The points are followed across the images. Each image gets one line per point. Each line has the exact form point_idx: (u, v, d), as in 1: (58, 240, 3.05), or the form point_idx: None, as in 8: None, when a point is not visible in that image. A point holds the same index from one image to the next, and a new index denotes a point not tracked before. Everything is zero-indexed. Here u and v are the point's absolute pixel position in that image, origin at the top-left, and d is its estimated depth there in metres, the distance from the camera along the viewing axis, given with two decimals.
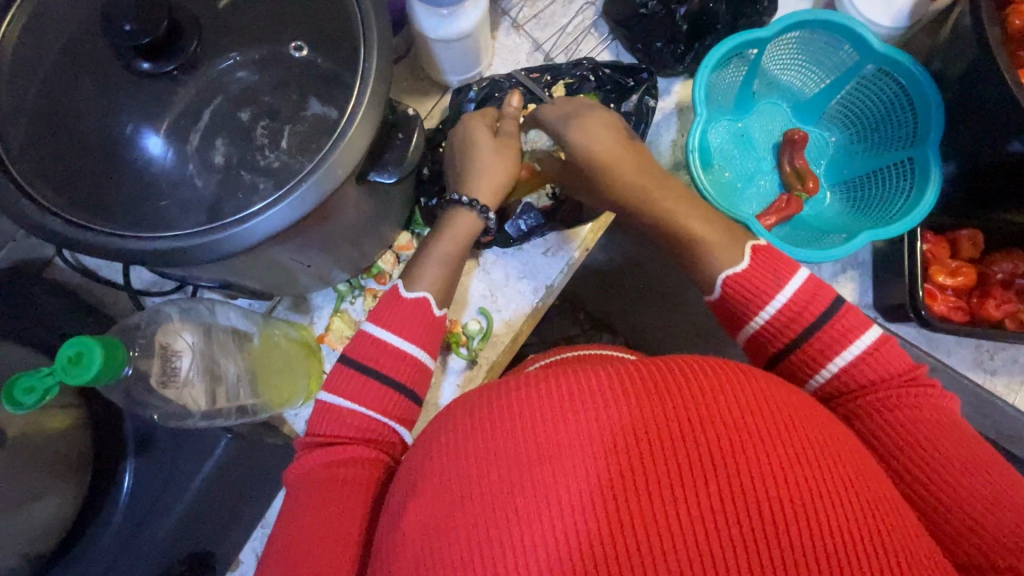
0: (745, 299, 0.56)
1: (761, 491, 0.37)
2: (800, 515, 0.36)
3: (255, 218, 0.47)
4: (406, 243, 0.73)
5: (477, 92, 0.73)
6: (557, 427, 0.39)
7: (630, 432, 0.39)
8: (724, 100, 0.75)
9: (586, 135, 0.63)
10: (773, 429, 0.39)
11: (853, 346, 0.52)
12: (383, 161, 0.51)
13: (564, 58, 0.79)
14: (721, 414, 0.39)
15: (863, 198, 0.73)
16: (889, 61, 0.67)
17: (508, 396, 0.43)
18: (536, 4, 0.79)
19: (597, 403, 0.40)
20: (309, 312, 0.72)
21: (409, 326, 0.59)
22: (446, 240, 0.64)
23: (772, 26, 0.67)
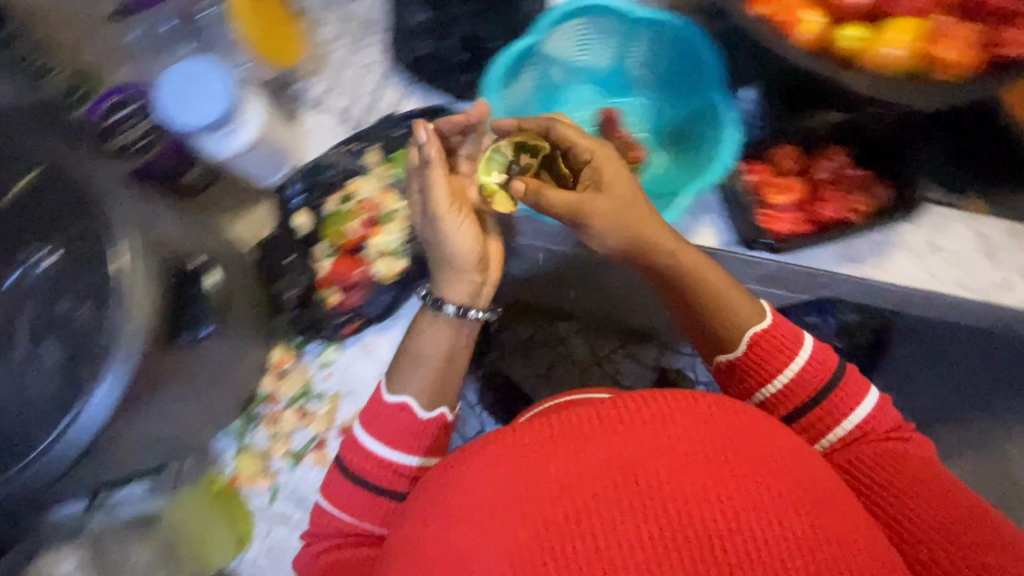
0: (753, 367, 0.59)
1: (674, 519, 0.38)
2: (716, 532, 0.37)
3: (77, 417, 0.44)
4: (282, 358, 0.70)
5: (299, 183, 0.72)
6: (483, 492, 0.40)
7: (545, 487, 0.39)
8: (530, 106, 0.76)
9: (628, 171, 0.61)
10: (675, 453, 0.40)
11: (847, 421, 0.55)
12: (189, 316, 0.48)
13: (370, 118, 0.78)
14: (635, 448, 0.40)
15: (687, 145, 0.75)
16: (656, 22, 0.68)
17: (448, 468, 0.45)
18: (327, 77, 0.79)
19: (517, 460, 0.41)
20: (215, 459, 0.69)
21: (395, 428, 0.58)
22: (419, 337, 0.62)
23: (535, 30, 0.68)
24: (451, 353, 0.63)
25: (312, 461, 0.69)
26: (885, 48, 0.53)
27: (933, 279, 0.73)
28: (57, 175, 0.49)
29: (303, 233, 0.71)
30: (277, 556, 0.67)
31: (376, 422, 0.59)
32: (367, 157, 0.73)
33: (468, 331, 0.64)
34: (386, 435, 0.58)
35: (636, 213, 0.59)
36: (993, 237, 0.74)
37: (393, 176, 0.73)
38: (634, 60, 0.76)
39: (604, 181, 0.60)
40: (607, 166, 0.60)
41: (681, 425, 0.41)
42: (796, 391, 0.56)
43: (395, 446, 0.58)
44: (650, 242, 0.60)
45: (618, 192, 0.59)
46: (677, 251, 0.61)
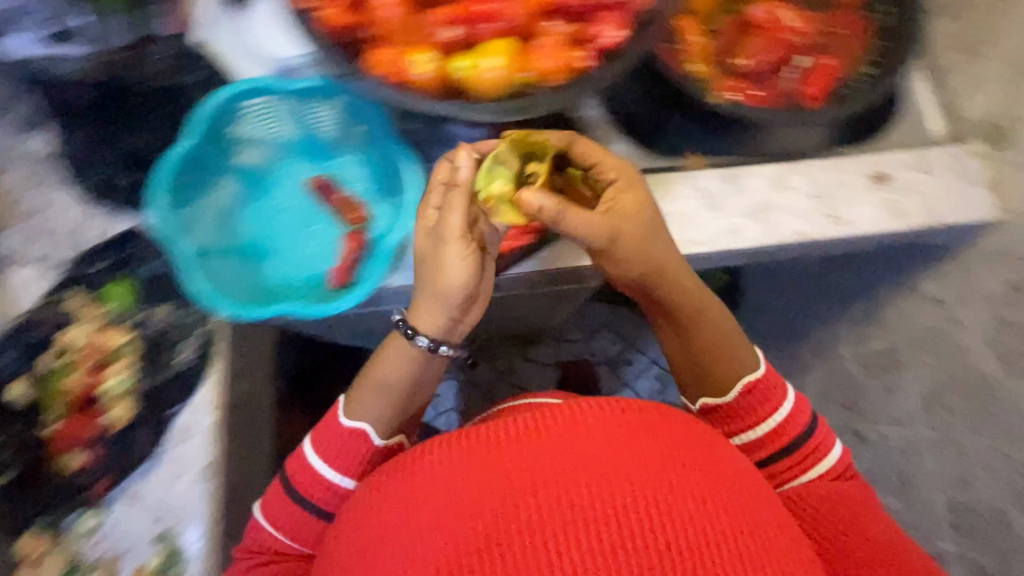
0: (738, 412, 0.67)
1: (591, 496, 0.46)
2: (625, 504, 0.46)
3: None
4: (34, 544, 0.64)
5: None
6: (439, 491, 0.49)
7: (495, 483, 0.48)
8: (230, 202, 0.74)
9: (628, 219, 0.63)
10: (617, 463, 0.48)
11: (807, 474, 0.65)
12: None
13: (73, 254, 0.72)
14: (567, 444, 0.49)
15: (395, 191, 0.74)
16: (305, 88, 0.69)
17: (410, 473, 0.53)
18: (17, 224, 0.72)
19: (472, 460, 0.50)
20: None
21: (347, 453, 0.64)
22: (387, 366, 0.68)
23: (189, 133, 0.66)
24: (405, 384, 0.68)
25: None
26: (490, 72, 0.55)
27: (670, 243, 0.77)
28: None
29: (15, 405, 0.64)
30: None
31: (328, 441, 0.65)
32: (75, 301, 0.69)
33: (430, 368, 0.69)
34: (338, 458, 0.64)
35: (653, 249, 0.64)
36: (714, 187, 0.79)
37: (107, 314, 0.69)
38: (318, 125, 0.75)
39: (615, 206, 0.64)
40: (627, 193, 0.64)
41: (606, 426, 0.51)
42: (760, 402, 0.66)
43: (348, 467, 0.64)
44: (649, 278, 0.66)
45: (642, 222, 0.64)
46: (677, 283, 0.68)
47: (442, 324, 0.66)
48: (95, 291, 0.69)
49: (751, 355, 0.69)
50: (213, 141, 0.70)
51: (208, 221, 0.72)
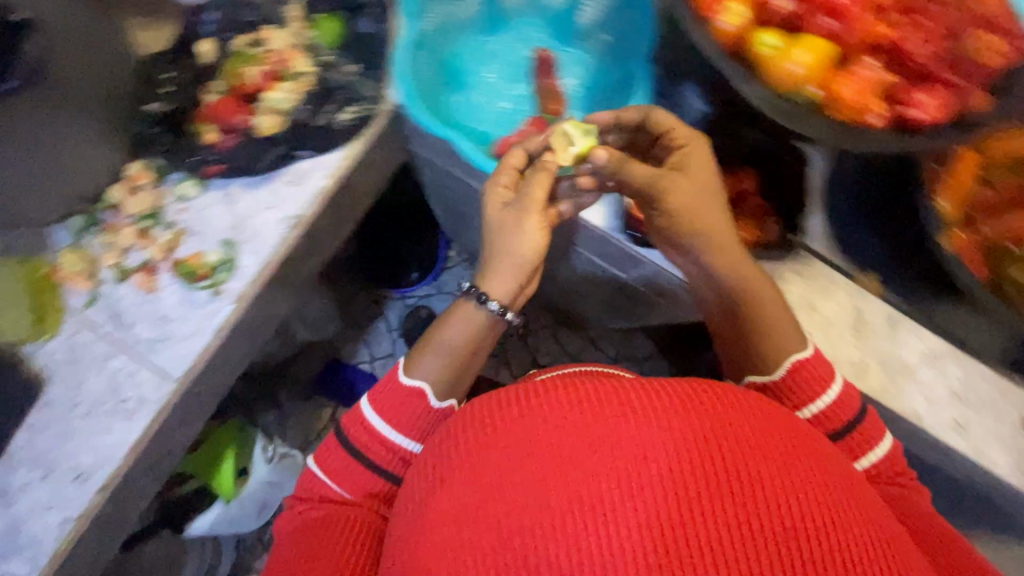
0: (787, 393, 0.57)
1: (820, 512, 0.35)
2: (859, 530, 0.35)
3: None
4: (137, 174, 0.69)
5: (215, 14, 0.70)
6: (629, 433, 0.37)
7: (714, 461, 0.36)
8: (466, 19, 0.73)
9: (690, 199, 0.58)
10: (823, 490, 0.36)
11: (866, 457, 0.55)
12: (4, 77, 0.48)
13: None
14: (782, 448, 0.37)
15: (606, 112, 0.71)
16: None
17: (562, 390, 0.40)
18: None
19: (672, 413, 0.38)
20: (45, 248, 0.69)
21: (403, 407, 0.58)
22: (453, 328, 0.61)
23: None
24: (477, 344, 0.62)
25: (138, 283, 0.70)
26: (793, 65, 0.50)
27: None
28: None
29: (202, 59, 0.69)
30: (75, 360, 0.69)
31: (389, 402, 0.58)
32: (288, 10, 0.71)
33: (495, 331, 0.63)
34: (399, 418, 0.58)
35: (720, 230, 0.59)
36: (871, 320, 0.73)
37: (308, 39, 0.70)
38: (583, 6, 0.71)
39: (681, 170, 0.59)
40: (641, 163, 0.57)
41: (807, 437, 0.40)
42: (837, 410, 0.55)
43: (396, 427, 0.58)
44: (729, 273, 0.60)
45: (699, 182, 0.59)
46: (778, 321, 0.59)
47: (511, 287, 0.61)
48: (312, 15, 0.71)
49: (828, 366, 0.57)
50: None
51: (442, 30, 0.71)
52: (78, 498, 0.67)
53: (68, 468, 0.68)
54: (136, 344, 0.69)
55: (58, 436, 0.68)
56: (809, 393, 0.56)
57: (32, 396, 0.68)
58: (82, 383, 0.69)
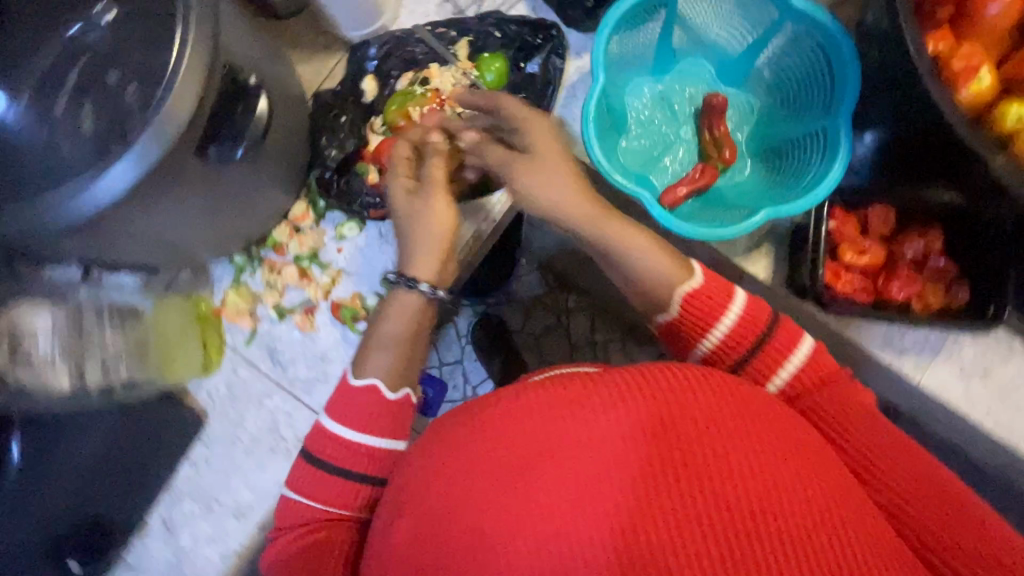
0: (691, 332, 0.52)
1: (776, 496, 0.35)
2: (828, 518, 0.35)
3: (95, 179, 0.42)
4: (302, 215, 0.69)
5: (378, 50, 0.68)
6: (583, 430, 0.36)
7: (666, 455, 0.36)
8: (639, 59, 0.70)
9: (547, 182, 0.53)
10: (798, 482, 0.36)
11: (778, 376, 0.49)
12: (221, 135, 0.46)
13: (474, 9, 0.70)
14: (739, 432, 0.37)
15: (785, 165, 0.67)
16: (813, 21, 0.61)
17: (537, 388, 0.40)
18: None
19: (624, 407, 0.37)
20: (207, 283, 0.69)
21: (355, 411, 0.53)
22: (393, 319, 0.57)
23: None
24: (420, 327, 0.57)
25: (296, 322, 0.69)
26: None
27: (968, 407, 0.68)
28: None
29: (367, 98, 0.68)
30: (234, 397, 0.70)
31: (343, 408, 0.54)
32: (454, 48, 0.69)
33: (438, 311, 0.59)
34: (354, 419, 0.53)
35: (595, 204, 0.53)
36: None
37: (474, 78, 0.68)
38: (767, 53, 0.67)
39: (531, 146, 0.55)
40: (533, 128, 0.55)
41: (772, 414, 0.39)
42: (737, 339, 0.50)
43: (370, 431, 0.53)
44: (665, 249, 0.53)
45: (544, 160, 0.54)
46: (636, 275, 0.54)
47: (438, 264, 0.57)
48: (478, 53, 0.69)
49: (722, 297, 0.51)
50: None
51: (614, 66, 0.67)
52: (237, 534, 0.68)
53: (228, 503, 0.68)
54: (294, 383, 0.69)
55: (220, 471, 0.69)
56: (709, 319, 0.51)
57: (195, 432, 0.68)
58: (242, 419, 0.69)
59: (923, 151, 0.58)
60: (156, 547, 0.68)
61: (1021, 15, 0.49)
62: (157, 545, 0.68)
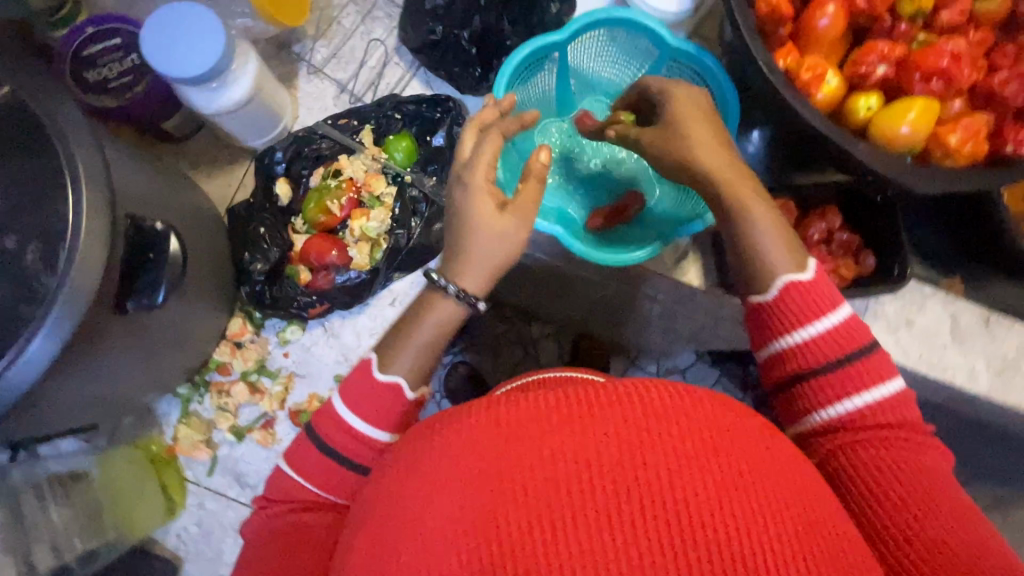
0: (779, 319, 0.45)
1: (668, 506, 0.27)
2: (726, 513, 0.27)
3: (7, 369, 0.41)
4: (239, 330, 0.67)
5: (284, 152, 0.69)
6: (490, 444, 0.29)
7: (500, 490, 0.28)
8: (541, 108, 0.74)
9: (686, 137, 0.49)
10: (679, 486, 0.28)
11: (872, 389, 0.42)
12: (139, 287, 0.46)
13: (370, 96, 0.74)
14: (587, 447, 0.29)
15: None
16: (684, 54, 0.67)
17: (477, 409, 0.32)
18: (332, 43, 0.74)
19: (456, 463, 0.30)
20: (155, 423, 0.66)
21: (378, 405, 0.48)
22: (426, 323, 0.49)
23: (567, 30, 0.66)
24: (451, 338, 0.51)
25: (256, 439, 0.67)
26: (904, 128, 0.52)
27: (904, 357, 0.73)
28: (17, 115, 0.45)
29: (282, 201, 0.68)
30: (207, 532, 0.66)
31: (361, 399, 0.47)
32: (361, 136, 0.71)
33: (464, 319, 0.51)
34: (374, 415, 0.47)
35: (711, 160, 0.48)
36: (971, 325, 0.73)
37: (385, 161, 0.70)
38: None
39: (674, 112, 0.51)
40: (676, 94, 0.52)
41: (729, 439, 0.29)
42: (820, 345, 0.43)
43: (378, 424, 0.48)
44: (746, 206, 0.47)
45: (695, 117, 0.50)
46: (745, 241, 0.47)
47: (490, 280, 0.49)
48: (384, 136, 0.71)
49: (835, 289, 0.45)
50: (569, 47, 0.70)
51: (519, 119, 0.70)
52: None
53: None
54: None
55: None
56: (800, 316, 0.44)
57: None
58: (221, 553, 0.66)
59: (803, 147, 0.63)
60: None
61: (847, 23, 0.55)
62: None
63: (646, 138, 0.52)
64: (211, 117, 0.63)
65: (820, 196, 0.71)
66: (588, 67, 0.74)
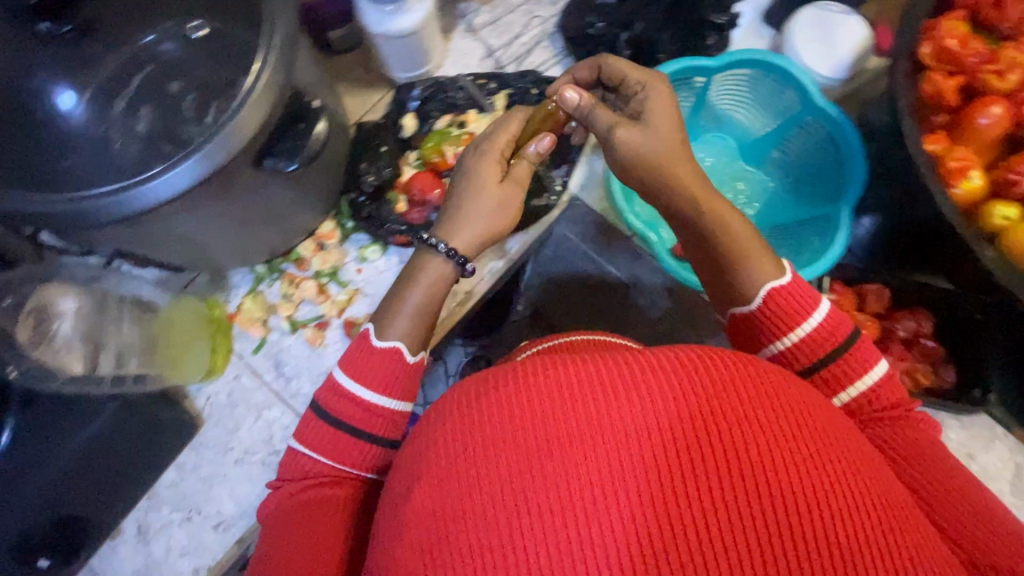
0: (770, 323, 0.50)
1: (738, 441, 0.35)
2: (780, 443, 0.36)
3: (148, 182, 0.45)
4: (328, 233, 0.72)
5: (421, 91, 0.73)
6: (570, 373, 0.38)
7: (583, 410, 0.36)
8: None
9: (653, 139, 0.52)
10: (744, 427, 0.36)
11: (857, 384, 0.48)
12: (279, 148, 0.50)
13: (514, 67, 0.77)
14: (648, 395, 0.37)
15: (786, 241, 0.72)
16: (825, 115, 0.66)
17: (512, 375, 0.39)
18: (495, 12, 0.79)
19: (524, 403, 0.37)
20: (225, 290, 0.72)
21: (381, 372, 0.52)
22: (422, 287, 0.55)
23: (718, 58, 0.67)
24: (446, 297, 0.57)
25: (306, 336, 0.70)
26: None
27: None
28: None
29: (405, 133, 0.73)
30: (233, 404, 0.69)
31: (365, 369, 0.52)
32: (494, 99, 0.74)
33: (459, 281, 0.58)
34: (376, 381, 0.52)
35: (681, 171, 0.52)
36: None
37: None
38: (784, 140, 0.74)
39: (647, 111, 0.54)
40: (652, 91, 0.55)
41: (752, 386, 0.38)
42: (805, 350, 0.49)
43: (385, 392, 0.52)
44: (719, 225, 0.53)
45: (659, 118, 0.54)
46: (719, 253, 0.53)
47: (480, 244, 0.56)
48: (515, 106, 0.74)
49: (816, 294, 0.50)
50: (714, 76, 0.71)
51: None
52: (214, 548, 0.66)
53: (210, 513, 0.67)
54: (293, 397, 0.69)
55: (205, 480, 0.67)
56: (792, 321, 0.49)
57: (186, 439, 0.67)
58: (238, 428, 0.69)
59: (916, 239, 0.63)
60: (128, 550, 0.65)
61: (1009, 128, 0.54)
62: (126, 551, 0.65)
63: (626, 133, 0.52)
64: (373, 36, 0.68)
65: (925, 296, 0.68)
66: (727, 103, 0.76)
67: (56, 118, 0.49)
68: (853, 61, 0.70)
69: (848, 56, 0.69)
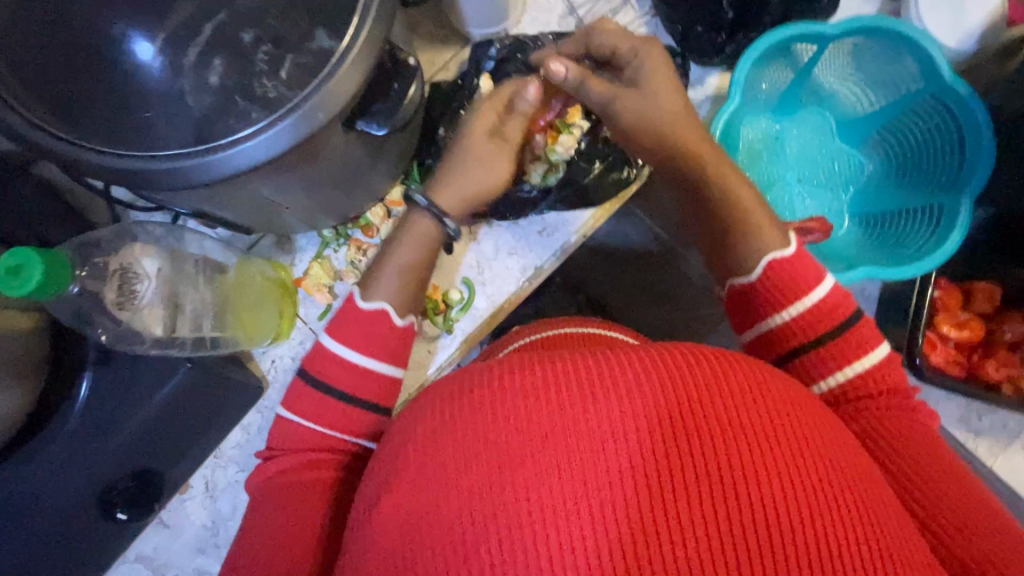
0: (772, 296, 0.53)
1: (722, 443, 0.36)
2: (762, 445, 0.36)
3: (242, 144, 0.43)
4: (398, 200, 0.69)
5: (498, 50, 0.68)
6: (557, 372, 0.38)
7: (569, 407, 0.37)
8: (767, 98, 0.71)
9: (650, 106, 0.58)
10: (725, 429, 0.36)
11: (852, 366, 0.50)
12: (373, 111, 0.47)
13: None
14: (628, 394, 0.37)
15: (885, 231, 0.68)
16: (954, 95, 0.60)
17: (516, 370, 0.39)
18: None
19: (513, 398, 0.38)
20: (291, 253, 0.70)
21: (377, 339, 0.58)
22: (409, 245, 0.61)
23: (838, 25, 0.60)
24: (431, 257, 0.62)
25: None
26: None
27: None
28: None
29: (481, 93, 0.67)
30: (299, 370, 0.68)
31: (350, 331, 0.58)
32: None
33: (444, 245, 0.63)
34: (364, 344, 0.58)
35: (689, 138, 0.58)
36: None
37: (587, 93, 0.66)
38: (893, 119, 0.68)
39: (641, 78, 0.58)
40: (647, 59, 0.58)
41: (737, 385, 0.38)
42: (808, 325, 0.51)
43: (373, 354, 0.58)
44: (724, 194, 0.58)
45: (653, 87, 0.58)
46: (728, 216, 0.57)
47: (458, 201, 0.61)
48: None
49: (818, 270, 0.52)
50: (826, 45, 0.65)
51: (746, 100, 0.68)
52: None
53: None
54: None
55: None
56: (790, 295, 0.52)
57: (253, 402, 0.67)
58: None
59: None
60: (196, 505, 0.67)
61: None
62: (195, 507, 0.67)
63: (624, 100, 0.58)
64: None
65: None
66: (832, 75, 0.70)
67: (135, 71, 0.42)
68: (984, 31, 0.62)
69: (979, 24, 0.62)
